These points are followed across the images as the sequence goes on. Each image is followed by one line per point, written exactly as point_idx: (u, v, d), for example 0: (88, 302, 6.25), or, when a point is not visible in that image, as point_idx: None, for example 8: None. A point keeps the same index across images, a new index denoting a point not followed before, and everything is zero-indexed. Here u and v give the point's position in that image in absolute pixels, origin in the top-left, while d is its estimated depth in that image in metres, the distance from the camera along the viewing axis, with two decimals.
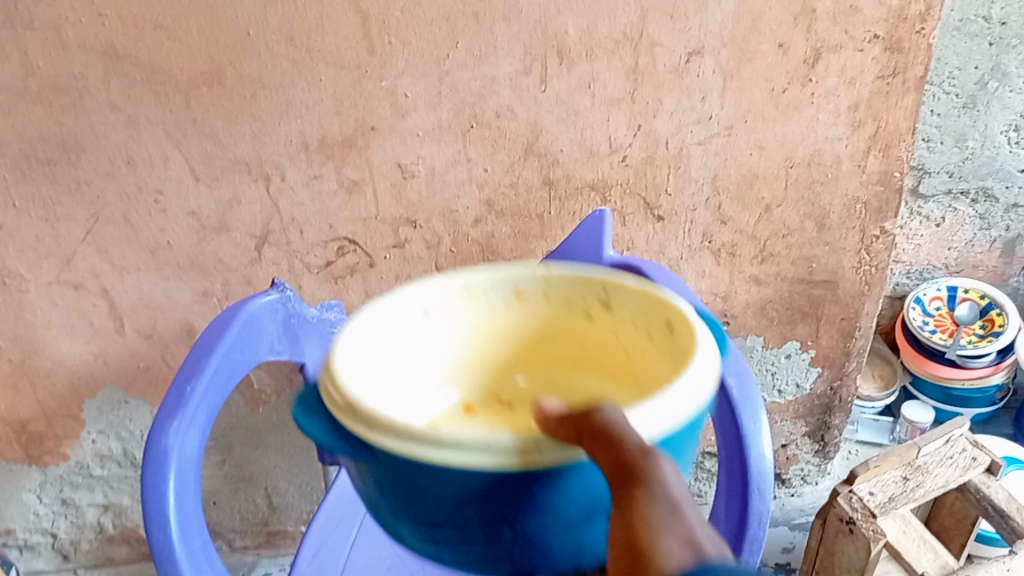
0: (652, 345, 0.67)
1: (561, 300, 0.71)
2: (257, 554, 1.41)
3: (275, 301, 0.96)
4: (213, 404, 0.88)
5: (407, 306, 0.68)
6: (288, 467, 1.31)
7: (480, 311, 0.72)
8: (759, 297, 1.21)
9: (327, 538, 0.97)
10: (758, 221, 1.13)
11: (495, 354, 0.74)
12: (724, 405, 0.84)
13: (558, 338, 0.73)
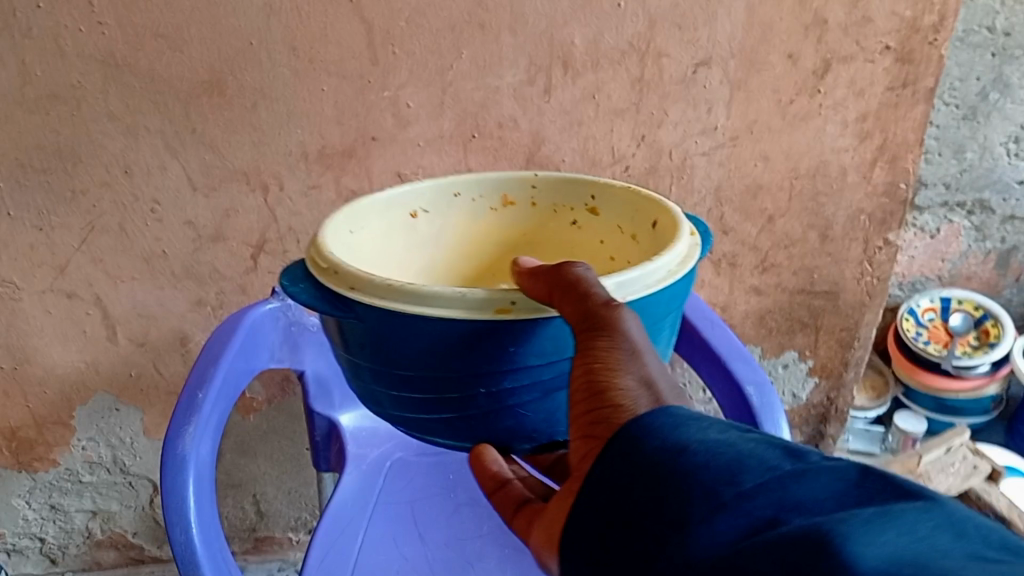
0: (624, 238, 0.77)
1: (548, 206, 0.81)
2: (244, 560, 1.34)
3: (274, 310, 0.94)
4: (227, 409, 0.85)
5: (401, 204, 0.77)
6: (278, 474, 1.25)
7: (467, 213, 0.81)
8: (759, 306, 1.19)
9: (333, 543, 0.90)
10: (760, 232, 1.11)
11: (479, 258, 0.83)
12: (745, 415, 0.84)
13: (543, 243, 0.82)
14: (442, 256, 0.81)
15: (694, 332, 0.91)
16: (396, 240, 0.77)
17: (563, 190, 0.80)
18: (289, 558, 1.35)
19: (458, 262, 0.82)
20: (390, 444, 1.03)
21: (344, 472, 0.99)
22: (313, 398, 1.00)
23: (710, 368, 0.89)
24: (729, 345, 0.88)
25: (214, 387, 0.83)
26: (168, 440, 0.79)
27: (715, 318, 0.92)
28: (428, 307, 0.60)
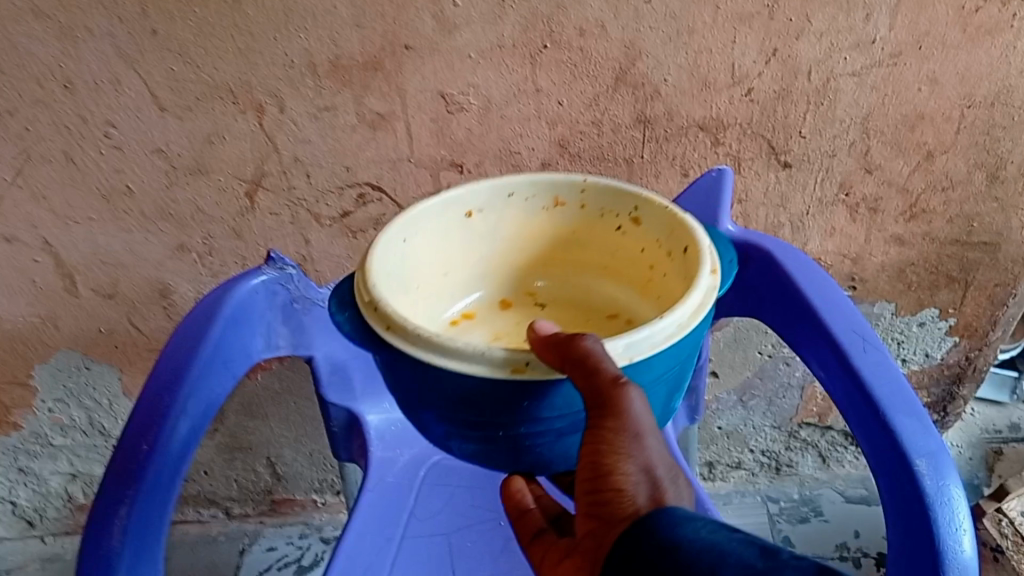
0: (670, 268, 0.58)
1: (597, 210, 0.62)
2: (259, 522, 1.17)
3: (269, 283, 0.73)
4: (184, 457, 0.67)
5: (447, 209, 0.59)
6: (296, 437, 1.05)
7: (519, 216, 0.62)
8: (899, 259, 0.92)
9: None
10: (914, 171, 0.84)
11: (526, 260, 0.64)
12: (907, 501, 0.62)
13: (587, 249, 0.64)
14: (482, 260, 0.63)
15: (826, 344, 0.68)
16: (438, 250, 0.60)
17: (614, 196, 0.60)
18: (312, 523, 1.17)
19: (499, 264, 0.64)
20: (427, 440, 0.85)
21: (366, 485, 0.81)
22: (327, 385, 0.80)
23: (856, 409, 0.66)
24: (888, 385, 0.65)
25: (163, 441, 0.65)
26: (103, 510, 0.64)
27: (871, 333, 0.67)
28: (451, 363, 0.45)
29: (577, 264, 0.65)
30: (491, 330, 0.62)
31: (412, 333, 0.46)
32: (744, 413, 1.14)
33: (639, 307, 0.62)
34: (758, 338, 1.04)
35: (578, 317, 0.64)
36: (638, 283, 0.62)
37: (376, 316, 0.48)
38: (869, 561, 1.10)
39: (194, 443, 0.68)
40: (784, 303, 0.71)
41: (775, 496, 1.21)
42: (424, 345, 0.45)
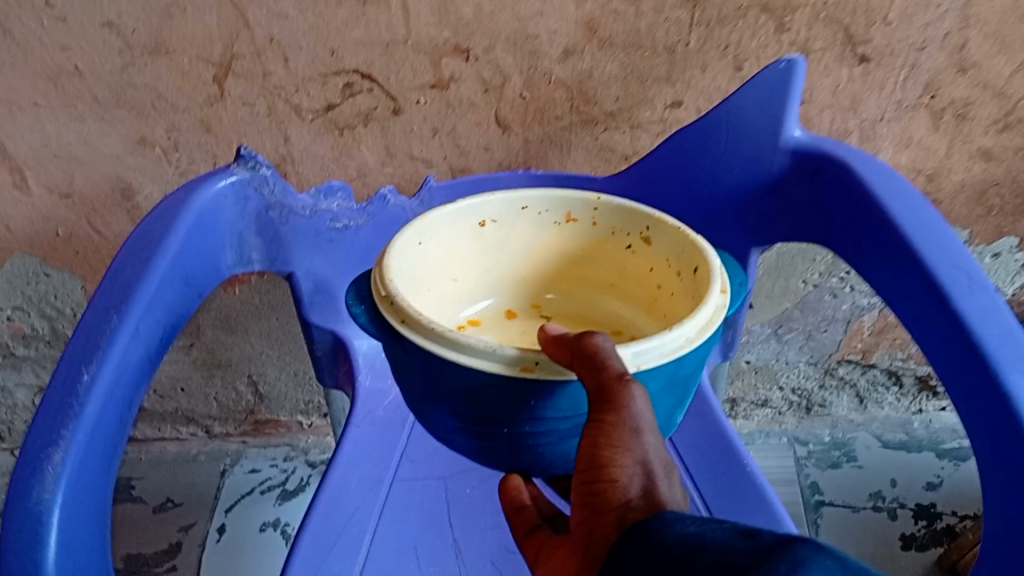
0: (677, 292, 0.54)
1: (608, 227, 0.58)
2: (242, 442, 1.09)
3: (237, 186, 0.61)
4: (135, 391, 0.52)
5: (461, 218, 0.56)
6: (279, 355, 0.97)
7: (532, 229, 0.59)
8: (983, 177, 0.78)
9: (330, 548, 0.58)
10: (1017, 72, 0.70)
11: (536, 273, 0.61)
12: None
13: (597, 264, 0.60)
14: (490, 269, 0.60)
15: (920, 284, 0.54)
16: (448, 258, 0.56)
17: (626, 214, 0.57)
18: (298, 445, 1.10)
19: (507, 272, 0.60)
20: None
21: (353, 420, 0.67)
22: (308, 305, 0.67)
23: (954, 368, 0.51)
24: (1001, 336, 0.50)
25: (107, 370, 0.50)
26: (23, 468, 0.46)
27: (978, 271, 0.53)
28: (463, 356, 0.42)
29: (584, 279, 0.61)
30: (499, 335, 0.59)
31: (428, 328, 0.42)
32: (778, 347, 1.02)
33: (640, 320, 0.59)
34: (803, 266, 0.92)
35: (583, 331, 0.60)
36: (646, 302, 0.58)
37: (392, 310, 0.44)
38: (906, 513, 1.00)
39: (145, 374, 0.54)
40: (856, 236, 0.59)
41: (802, 438, 1.11)
42: (438, 337, 0.42)
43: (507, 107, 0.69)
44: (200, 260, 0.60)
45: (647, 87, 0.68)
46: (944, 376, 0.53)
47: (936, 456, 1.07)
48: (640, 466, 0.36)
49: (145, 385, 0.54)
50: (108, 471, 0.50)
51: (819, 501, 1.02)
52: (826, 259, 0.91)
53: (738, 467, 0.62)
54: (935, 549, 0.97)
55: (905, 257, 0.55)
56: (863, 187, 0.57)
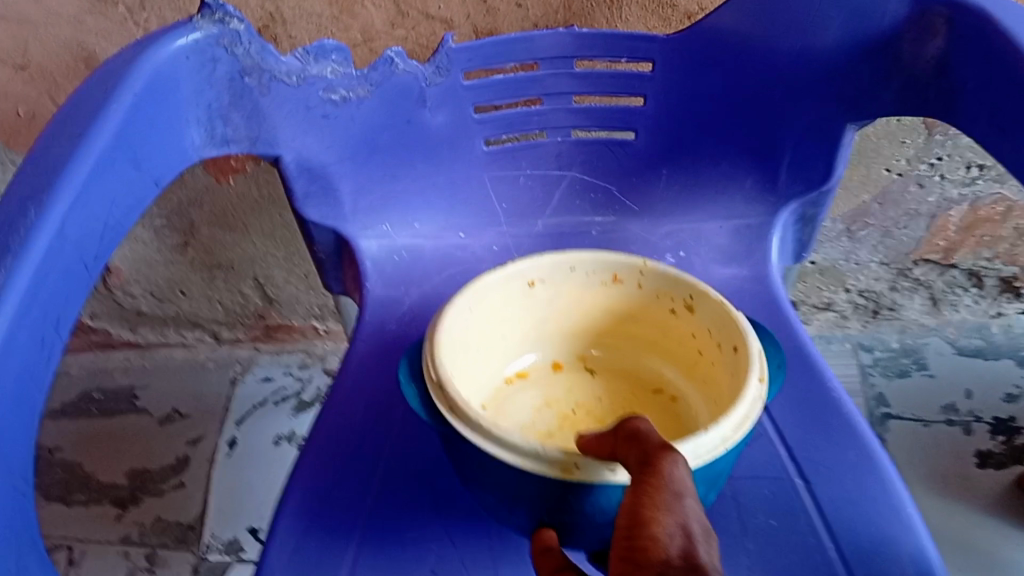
0: (718, 368, 0.47)
1: (653, 291, 0.50)
2: (253, 349, 1.00)
3: (194, 48, 0.50)
4: (63, 305, 0.42)
5: (506, 285, 0.49)
6: (286, 256, 0.86)
7: (579, 288, 0.51)
8: None
9: (331, 490, 0.48)
10: None
11: (582, 325, 0.54)
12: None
13: (644, 322, 0.52)
14: (536, 325, 0.53)
15: None
16: (495, 324, 0.50)
17: (670, 280, 0.49)
18: (314, 352, 0.99)
19: (556, 325, 0.54)
20: (440, 278, 0.59)
21: (360, 329, 0.56)
22: (303, 197, 0.56)
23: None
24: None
25: (19, 281, 0.39)
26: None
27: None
28: (509, 451, 0.37)
29: (631, 334, 0.54)
30: (546, 395, 0.53)
31: (478, 420, 0.37)
32: (849, 246, 0.91)
33: (685, 387, 0.52)
34: (889, 149, 0.79)
35: (625, 389, 0.54)
36: (687, 363, 0.51)
37: (440, 396, 0.39)
38: (982, 428, 0.89)
39: (80, 284, 0.44)
40: (991, 98, 0.46)
41: (868, 345, 0.98)
42: (485, 433, 0.37)
43: None
44: (151, 150, 0.49)
45: None
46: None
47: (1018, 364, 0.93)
48: (685, 528, 0.28)
49: (79, 298, 0.44)
50: (29, 407, 0.40)
51: (884, 414, 0.91)
52: (920, 144, 0.78)
53: (819, 391, 0.51)
54: (1014, 467, 0.85)
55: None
56: (1003, 40, 0.45)
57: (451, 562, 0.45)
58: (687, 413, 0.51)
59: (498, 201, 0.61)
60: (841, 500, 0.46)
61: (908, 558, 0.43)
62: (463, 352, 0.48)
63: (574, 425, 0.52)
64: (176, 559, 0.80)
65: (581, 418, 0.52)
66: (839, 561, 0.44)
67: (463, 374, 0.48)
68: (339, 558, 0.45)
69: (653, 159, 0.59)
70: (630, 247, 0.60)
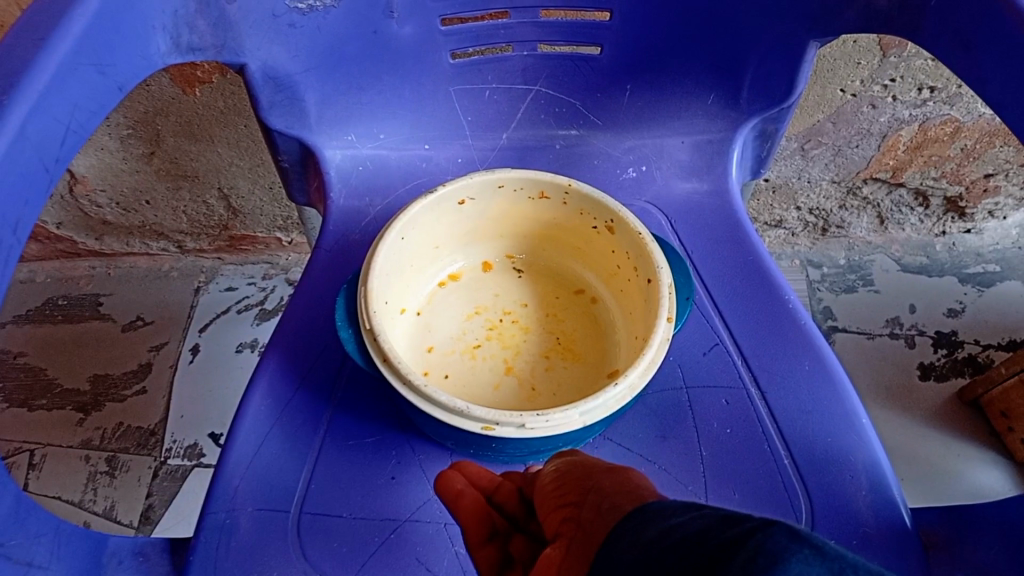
0: (634, 288, 0.51)
1: (577, 207, 0.53)
2: (217, 259, 1.00)
3: None
4: (22, 209, 0.43)
5: (439, 204, 0.52)
6: (251, 167, 0.87)
7: (509, 202, 0.54)
8: None
9: (295, 400, 0.50)
10: None
11: (509, 230, 0.57)
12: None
13: (568, 231, 0.55)
14: (465, 234, 0.56)
15: None
16: (427, 236, 0.53)
17: (592, 200, 0.52)
18: (278, 263, 1.01)
19: (483, 230, 0.56)
20: (404, 191, 0.61)
21: (324, 234, 0.58)
22: (269, 108, 0.56)
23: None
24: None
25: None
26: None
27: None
28: (434, 408, 0.43)
29: (555, 238, 0.57)
30: (473, 297, 0.56)
31: (411, 379, 0.43)
32: (801, 164, 0.93)
33: (604, 290, 0.55)
34: (845, 71, 0.80)
35: (546, 289, 0.57)
36: (606, 270, 0.55)
37: (376, 346, 0.45)
38: (925, 341, 0.93)
39: (40, 188, 0.44)
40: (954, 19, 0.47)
41: (816, 262, 1.02)
42: (417, 389, 0.43)
43: None
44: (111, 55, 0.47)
45: None
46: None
47: (959, 281, 0.98)
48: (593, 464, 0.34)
49: (40, 200, 0.44)
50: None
51: (831, 327, 0.95)
52: (872, 64, 0.79)
53: (768, 297, 0.54)
54: (955, 380, 0.91)
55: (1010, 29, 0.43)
56: None
57: (412, 470, 0.48)
58: (606, 318, 0.55)
59: (463, 113, 0.62)
60: (793, 411, 0.49)
61: (862, 466, 0.47)
62: (396, 272, 0.51)
63: (501, 333, 0.54)
64: (137, 463, 0.83)
65: (507, 325, 0.55)
66: (793, 471, 0.47)
67: (397, 290, 0.52)
68: (299, 461, 0.48)
69: (616, 75, 0.60)
70: (591, 160, 0.62)
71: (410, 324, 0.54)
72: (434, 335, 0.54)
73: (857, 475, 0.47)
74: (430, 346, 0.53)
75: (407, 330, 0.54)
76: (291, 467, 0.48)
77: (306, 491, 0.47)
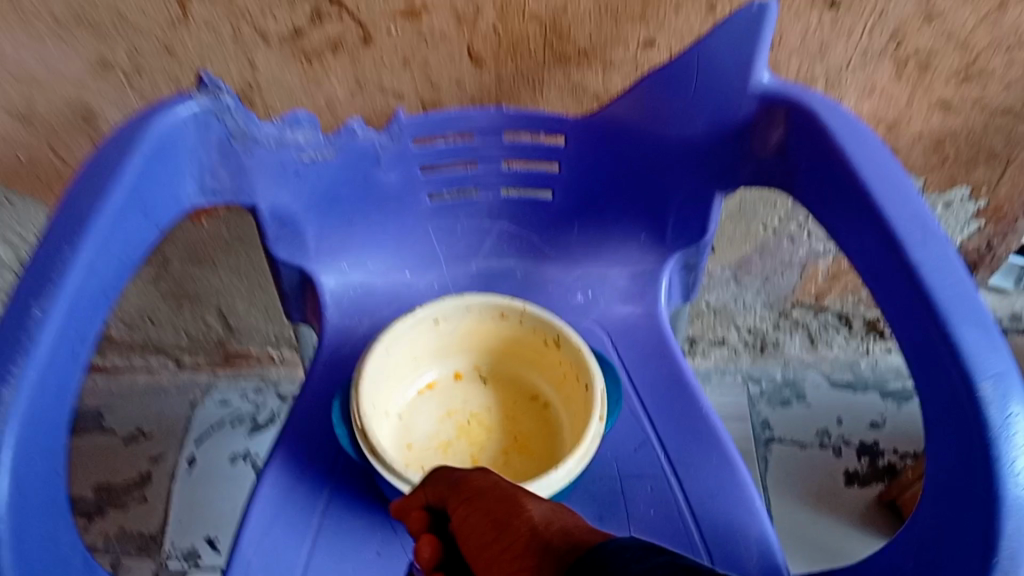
0: (576, 394, 0.61)
1: (531, 326, 0.64)
2: (213, 375, 1.09)
3: (198, 116, 0.59)
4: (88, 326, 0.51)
5: (417, 322, 0.62)
6: (247, 289, 0.97)
7: (475, 322, 0.65)
8: (940, 129, 0.80)
9: (294, 488, 0.59)
10: (980, 25, 0.70)
11: (477, 348, 0.67)
12: (966, 442, 0.46)
13: (525, 349, 0.65)
14: (440, 350, 0.66)
15: (877, 230, 0.53)
16: (407, 350, 0.63)
17: (542, 319, 0.63)
18: (269, 377, 1.10)
19: (455, 347, 0.66)
20: (390, 311, 0.72)
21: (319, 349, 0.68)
22: (274, 241, 0.66)
23: (912, 318, 0.51)
24: (952, 286, 0.49)
25: (71, 282, 0.47)
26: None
27: (932, 223, 0.52)
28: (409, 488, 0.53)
29: (516, 355, 0.66)
30: (446, 404, 0.66)
31: (393, 466, 0.53)
32: (736, 289, 1.04)
33: (556, 398, 0.65)
34: (764, 211, 0.93)
35: (508, 399, 0.66)
36: (555, 380, 0.64)
37: (365, 439, 0.55)
38: (850, 451, 1.04)
39: None
40: (819, 179, 0.59)
41: (756, 376, 1.13)
42: (396, 472, 0.53)
43: (479, 41, 0.72)
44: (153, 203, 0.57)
45: (619, 24, 0.71)
46: (891, 307, 0.52)
47: (881, 397, 1.10)
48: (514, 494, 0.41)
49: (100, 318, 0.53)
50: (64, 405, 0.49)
51: (769, 438, 1.06)
52: (786, 206, 0.92)
53: (691, 407, 0.64)
54: (876, 485, 1.01)
55: (850, 185, 0.55)
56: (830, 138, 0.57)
57: (394, 547, 0.57)
58: (556, 421, 0.64)
59: (439, 246, 0.73)
60: (704, 496, 0.59)
61: (754, 539, 0.57)
62: (382, 379, 0.61)
63: (469, 434, 0.64)
64: (138, 566, 0.93)
65: (475, 428, 0.65)
66: (700, 545, 0.57)
67: (382, 395, 0.62)
68: (300, 540, 0.57)
69: (567, 215, 0.72)
70: (548, 286, 0.73)
71: (393, 425, 0.63)
72: (412, 434, 0.64)
73: (750, 547, 0.57)
74: (410, 444, 0.63)
75: (391, 430, 0.63)
76: (293, 544, 0.57)
77: (305, 564, 0.56)
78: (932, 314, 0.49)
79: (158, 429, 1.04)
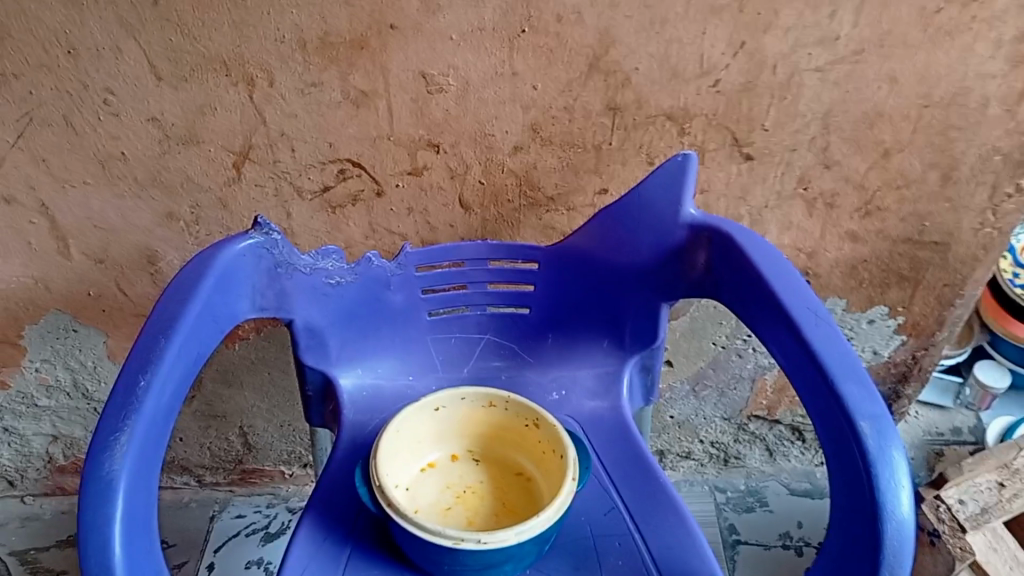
0: (552, 464, 0.75)
1: (514, 413, 0.78)
2: (229, 492, 1.21)
3: (256, 246, 0.75)
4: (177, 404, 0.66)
5: (421, 408, 0.77)
6: (269, 408, 1.11)
7: (469, 410, 0.79)
8: (853, 255, 1.00)
9: (318, 549, 0.71)
10: (870, 169, 0.91)
11: (471, 434, 0.80)
12: (852, 470, 0.61)
13: (510, 433, 0.79)
14: (440, 434, 0.79)
15: (781, 320, 0.69)
16: (414, 432, 0.77)
17: (523, 405, 0.77)
18: (279, 494, 1.21)
19: (453, 433, 0.80)
20: (396, 404, 0.84)
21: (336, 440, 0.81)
22: (304, 348, 0.81)
23: (809, 381, 0.66)
24: (839, 354, 0.65)
25: (167, 362, 0.62)
26: (99, 442, 0.57)
27: (822, 310, 0.68)
28: (420, 530, 0.66)
29: (503, 439, 0.80)
30: (445, 479, 0.79)
31: (406, 512, 0.66)
32: (696, 403, 1.18)
33: (536, 472, 0.78)
34: (712, 329, 1.09)
35: (496, 476, 0.80)
36: (535, 458, 0.78)
37: (383, 494, 0.68)
38: (812, 550, 1.15)
39: None
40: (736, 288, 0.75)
41: (722, 487, 1.25)
42: (408, 516, 0.66)
43: (469, 192, 0.90)
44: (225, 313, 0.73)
45: (581, 176, 0.89)
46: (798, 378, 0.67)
47: None
48: None
49: None
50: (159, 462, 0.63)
51: (736, 540, 1.17)
52: (731, 325, 1.08)
53: (649, 477, 0.78)
54: None
55: (757, 287, 0.72)
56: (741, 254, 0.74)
57: None
58: (537, 492, 0.77)
59: (436, 355, 0.87)
60: (662, 546, 0.72)
61: None
62: (393, 454, 0.75)
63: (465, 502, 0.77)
64: None
65: (470, 498, 0.78)
66: None
67: (394, 468, 0.75)
68: None
69: (543, 327, 0.87)
70: (529, 385, 0.88)
71: (403, 496, 0.76)
72: (418, 502, 0.77)
73: None
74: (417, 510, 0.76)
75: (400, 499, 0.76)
76: None
77: None
78: (825, 378, 0.64)
79: (181, 541, 1.14)
